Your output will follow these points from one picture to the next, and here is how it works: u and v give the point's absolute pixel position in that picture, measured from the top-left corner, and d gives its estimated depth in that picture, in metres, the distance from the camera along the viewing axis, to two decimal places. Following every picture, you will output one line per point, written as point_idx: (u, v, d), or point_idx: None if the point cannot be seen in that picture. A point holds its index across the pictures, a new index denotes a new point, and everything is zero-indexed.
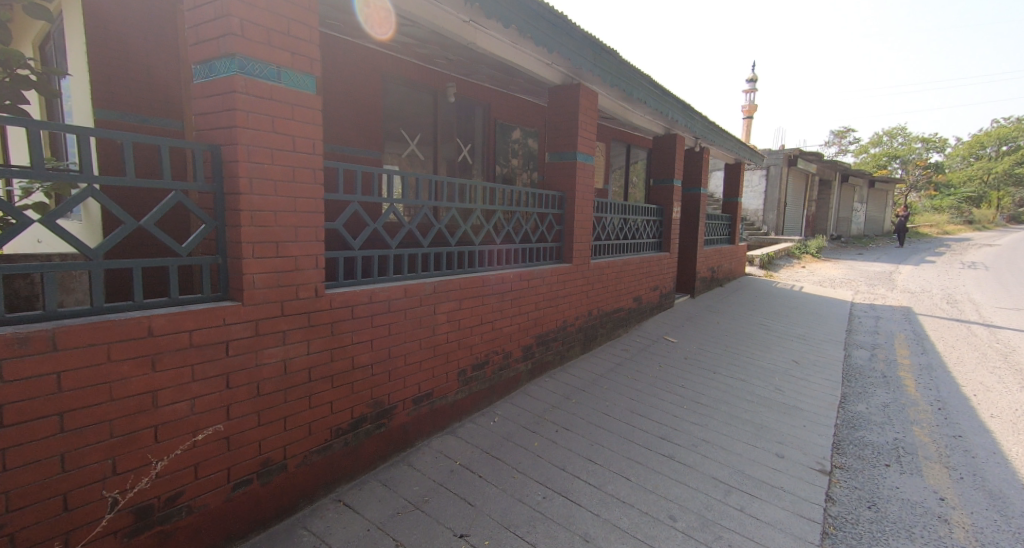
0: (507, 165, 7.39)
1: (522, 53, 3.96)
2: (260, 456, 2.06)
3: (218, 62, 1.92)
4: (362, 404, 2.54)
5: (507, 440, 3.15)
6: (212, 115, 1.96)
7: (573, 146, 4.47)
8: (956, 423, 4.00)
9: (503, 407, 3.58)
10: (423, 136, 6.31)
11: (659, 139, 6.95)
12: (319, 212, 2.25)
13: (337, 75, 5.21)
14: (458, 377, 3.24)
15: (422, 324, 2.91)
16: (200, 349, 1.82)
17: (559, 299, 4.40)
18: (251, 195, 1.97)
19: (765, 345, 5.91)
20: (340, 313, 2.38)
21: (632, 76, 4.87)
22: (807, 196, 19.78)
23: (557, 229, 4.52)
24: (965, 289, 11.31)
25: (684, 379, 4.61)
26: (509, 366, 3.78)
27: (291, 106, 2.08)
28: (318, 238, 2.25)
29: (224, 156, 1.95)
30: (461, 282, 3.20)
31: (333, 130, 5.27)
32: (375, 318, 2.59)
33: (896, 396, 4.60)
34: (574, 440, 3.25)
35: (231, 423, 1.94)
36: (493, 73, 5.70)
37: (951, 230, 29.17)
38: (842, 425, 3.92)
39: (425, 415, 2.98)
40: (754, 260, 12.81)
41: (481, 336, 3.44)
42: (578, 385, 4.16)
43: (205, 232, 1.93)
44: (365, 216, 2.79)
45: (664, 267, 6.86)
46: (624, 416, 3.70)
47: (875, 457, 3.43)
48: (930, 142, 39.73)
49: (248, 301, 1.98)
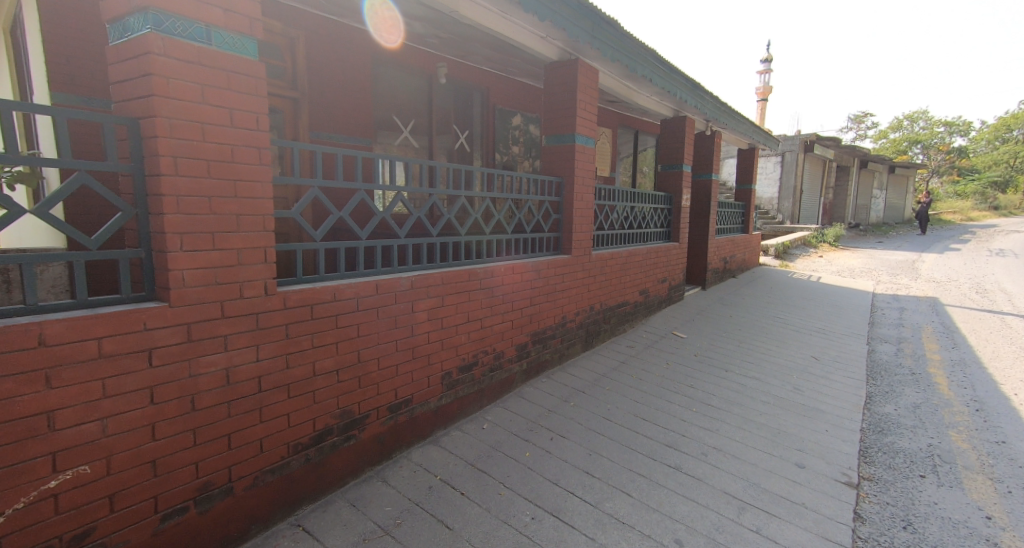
0: (508, 153, 7.08)
1: (511, 23, 3.63)
2: (197, 480, 1.79)
3: (132, 19, 1.62)
4: (326, 415, 2.26)
5: (495, 450, 2.86)
6: (128, 82, 1.66)
7: (571, 128, 4.14)
8: (998, 427, 3.63)
9: (493, 412, 3.29)
10: (417, 123, 6.06)
11: (668, 123, 6.55)
12: (267, 198, 1.95)
13: (323, 57, 4.91)
14: (442, 380, 2.96)
15: (398, 324, 2.62)
16: (114, 360, 1.54)
17: (557, 294, 4.09)
18: (177, 176, 1.68)
19: (781, 341, 5.55)
20: (298, 314, 2.10)
21: (636, 50, 4.49)
22: (825, 182, 19.10)
23: (554, 217, 4.20)
24: (995, 278, 10.75)
25: (694, 378, 4.27)
26: (501, 367, 3.49)
27: (225, 73, 1.78)
28: (267, 228, 1.95)
29: (143, 131, 1.65)
30: (444, 277, 2.91)
31: (320, 116, 4.98)
32: (341, 318, 2.30)
33: (928, 395, 4.23)
34: (570, 449, 2.96)
35: (158, 445, 1.67)
36: (488, 53, 5.36)
37: (977, 217, 28.09)
38: (869, 429, 3.57)
39: (404, 423, 2.70)
40: (769, 250, 12.37)
41: (468, 335, 3.15)
42: (577, 387, 3.86)
43: (121, 221, 1.64)
44: (328, 204, 2.53)
45: (673, 258, 6.50)
46: (627, 421, 3.39)
47: (907, 467, 3.08)
48: (953, 125, 38.44)
49: (177, 301, 1.69)
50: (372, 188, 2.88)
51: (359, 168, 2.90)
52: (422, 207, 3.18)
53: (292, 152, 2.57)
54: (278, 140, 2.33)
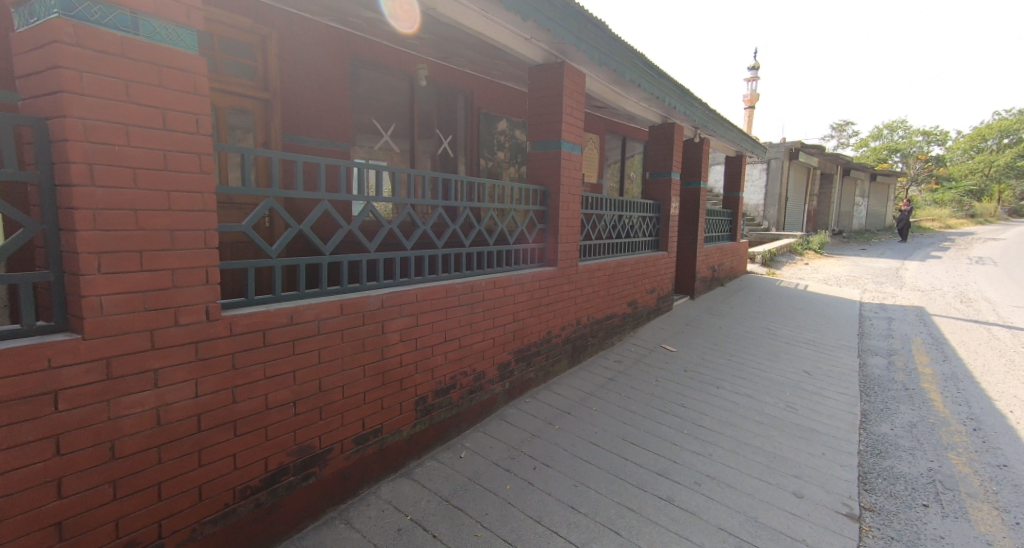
0: (494, 158, 6.88)
1: (493, 22, 3.43)
2: (118, 540, 1.53)
3: (39, 3, 1.37)
4: (282, 452, 2.01)
5: (473, 483, 2.63)
6: (36, 76, 1.41)
7: (556, 134, 3.96)
8: (997, 448, 3.51)
9: (472, 438, 3.06)
10: (398, 127, 5.84)
11: (657, 129, 6.40)
12: (210, 211, 1.69)
13: (297, 57, 4.66)
14: (416, 406, 2.72)
15: (366, 347, 2.38)
16: (9, 406, 1.29)
17: (542, 308, 3.89)
18: (93, 187, 1.41)
19: (772, 354, 5.41)
20: (247, 341, 1.84)
21: (624, 54, 4.32)
22: (809, 189, 19.26)
23: (539, 227, 3.99)
24: (978, 287, 10.81)
25: (684, 396, 4.09)
26: (482, 388, 3.27)
27: (155, 67, 1.52)
28: (210, 245, 1.69)
29: (52, 132, 1.39)
30: (418, 294, 2.68)
31: (294, 119, 4.72)
32: (300, 343, 2.05)
33: (924, 413, 4.10)
34: (553, 480, 2.74)
35: (67, 503, 1.41)
36: (471, 55, 5.16)
37: (955, 225, 28.61)
38: (867, 452, 3.42)
39: (373, 456, 2.46)
40: (756, 257, 12.36)
41: (445, 356, 2.92)
42: (563, 407, 3.65)
43: (23, 239, 1.37)
44: (284, 216, 2.34)
45: (662, 267, 6.35)
46: (616, 446, 3.18)
47: (910, 495, 2.93)
48: (931, 135, 39.27)
49: (92, 332, 1.43)
50: (338, 197, 2.65)
51: (324, 176, 2.66)
52: (395, 218, 2.96)
53: (245, 157, 2.32)
54: (228, 145, 2.08)
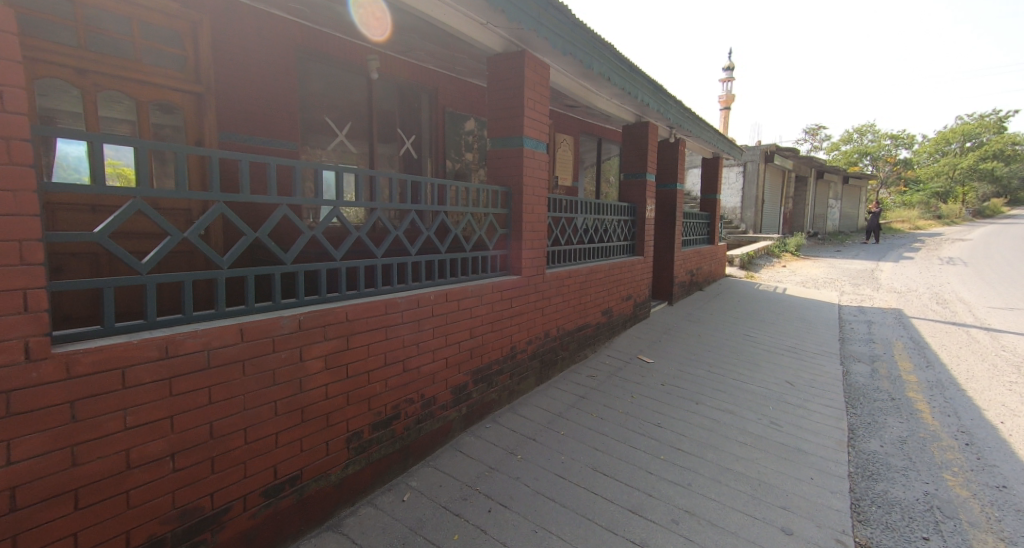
0: (461, 160, 6.51)
1: (442, 4, 3.07)
2: None
3: None
4: (152, 521, 1.59)
5: (415, 534, 2.24)
6: None
7: (518, 131, 3.62)
8: (994, 466, 3.25)
9: (419, 477, 2.67)
10: (355, 126, 5.45)
11: (631, 128, 6.12)
12: (29, 216, 1.34)
13: (234, 47, 4.24)
14: (347, 444, 2.32)
15: (278, 379, 1.98)
16: None
17: (504, 321, 3.52)
18: None
19: (753, 363, 5.14)
20: (94, 385, 1.44)
21: (591, 43, 4.00)
22: (785, 192, 19.35)
23: (500, 232, 3.63)
24: (953, 288, 10.80)
25: (661, 414, 3.77)
26: (432, 416, 2.88)
27: None
28: (30, 261, 1.34)
29: None
30: (348, 313, 2.28)
31: (232, 115, 4.29)
32: (180, 381, 1.65)
33: (913, 426, 3.85)
34: (510, 526, 2.37)
35: None
36: (429, 46, 4.79)
37: (925, 226, 29.21)
38: (858, 475, 3.13)
39: (289, 508, 2.05)
40: (734, 261, 12.23)
41: (385, 383, 2.52)
42: (527, 432, 3.28)
43: None
44: (155, 218, 1.85)
45: (638, 273, 6.05)
46: (584, 479, 2.82)
47: (908, 527, 2.63)
48: (899, 138, 40.29)
49: None
50: (236, 198, 2.25)
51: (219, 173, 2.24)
52: (320, 222, 2.54)
53: (100, 147, 1.87)
54: (56, 129, 1.66)
